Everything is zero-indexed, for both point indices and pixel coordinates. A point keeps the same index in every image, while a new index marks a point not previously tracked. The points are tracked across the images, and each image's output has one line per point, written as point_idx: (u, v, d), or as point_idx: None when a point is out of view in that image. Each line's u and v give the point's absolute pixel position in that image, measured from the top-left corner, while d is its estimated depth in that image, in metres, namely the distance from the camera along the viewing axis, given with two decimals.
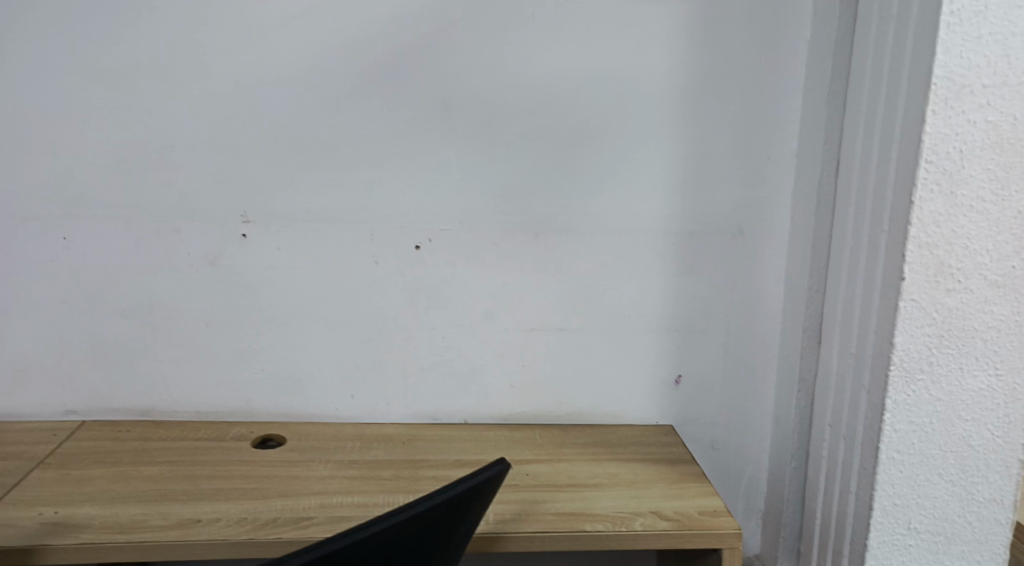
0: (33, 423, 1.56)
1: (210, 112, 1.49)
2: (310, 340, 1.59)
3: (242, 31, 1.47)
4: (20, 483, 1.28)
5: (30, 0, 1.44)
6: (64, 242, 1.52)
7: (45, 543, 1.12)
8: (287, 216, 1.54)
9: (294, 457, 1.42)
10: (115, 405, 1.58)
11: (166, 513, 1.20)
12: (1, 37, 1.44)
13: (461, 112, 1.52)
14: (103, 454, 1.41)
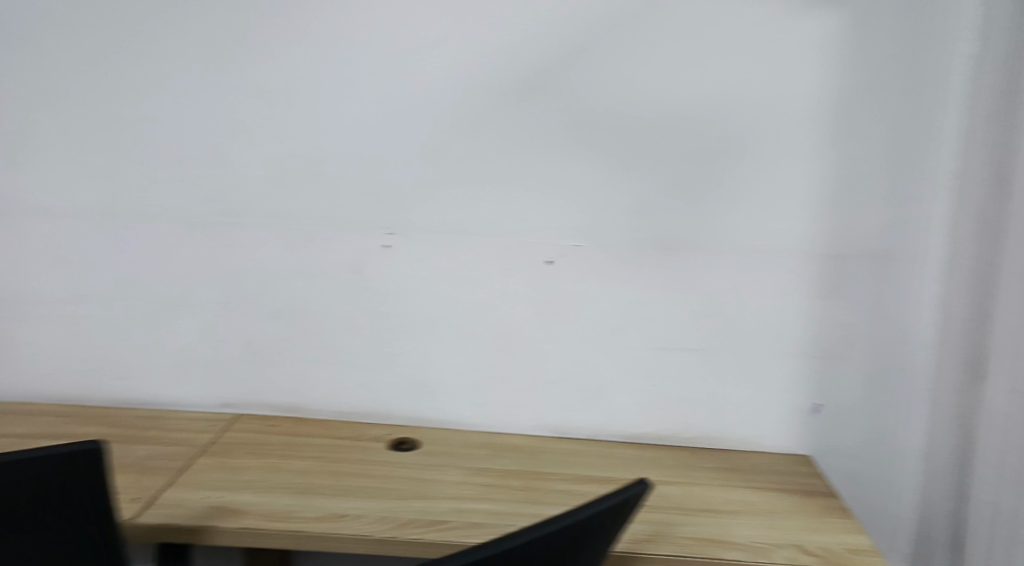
0: (191, 413, 1.68)
1: (362, 129, 1.58)
2: (444, 349, 1.64)
3: (394, 53, 1.55)
4: (186, 468, 1.40)
5: (206, 26, 1.57)
6: (226, 245, 1.63)
7: (211, 525, 1.21)
8: (427, 229, 1.60)
9: (429, 462, 1.48)
10: (263, 401, 1.69)
11: (316, 506, 1.28)
12: (179, 58, 1.58)
13: (600, 130, 1.54)
14: (256, 446, 1.52)
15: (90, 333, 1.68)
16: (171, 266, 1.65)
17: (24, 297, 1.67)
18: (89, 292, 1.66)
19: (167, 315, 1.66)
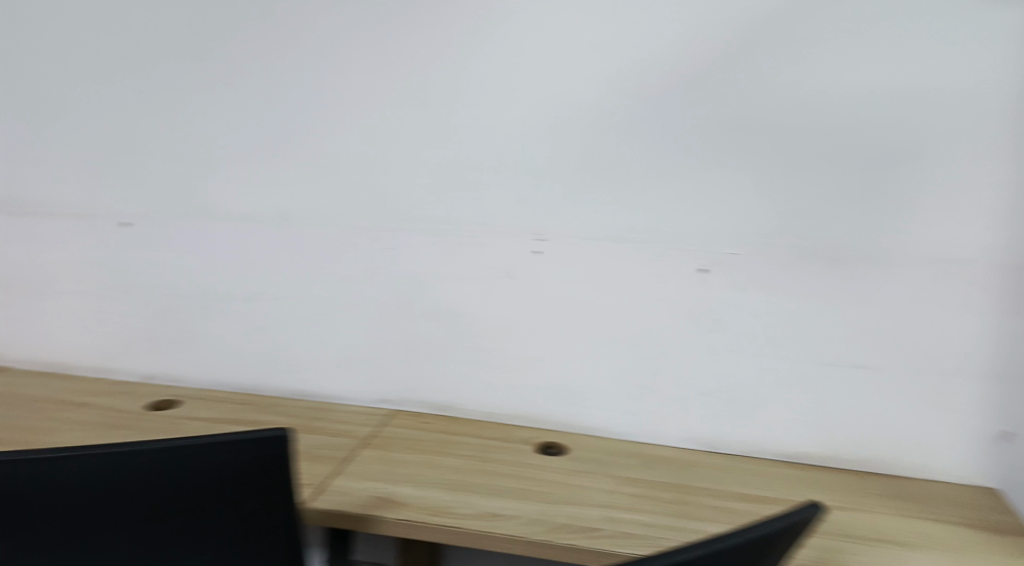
0: (353, 407, 1.77)
1: (517, 136, 1.59)
2: (593, 355, 1.63)
3: (552, 59, 1.54)
4: (351, 458, 1.49)
5: (371, 40, 1.62)
6: (387, 250, 1.69)
7: (376, 514, 1.29)
8: (579, 235, 1.59)
9: (578, 467, 1.48)
10: (418, 398, 1.75)
11: (471, 504, 1.32)
12: (346, 72, 1.64)
13: (763, 134, 1.48)
14: (413, 441, 1.59)
15: (266, 328, 1.79)
16: (335, 268, 1.72)
17: (211, 294, 1.81)
18: (265, 291, 1.78)
19: (332, 314, 1.75)
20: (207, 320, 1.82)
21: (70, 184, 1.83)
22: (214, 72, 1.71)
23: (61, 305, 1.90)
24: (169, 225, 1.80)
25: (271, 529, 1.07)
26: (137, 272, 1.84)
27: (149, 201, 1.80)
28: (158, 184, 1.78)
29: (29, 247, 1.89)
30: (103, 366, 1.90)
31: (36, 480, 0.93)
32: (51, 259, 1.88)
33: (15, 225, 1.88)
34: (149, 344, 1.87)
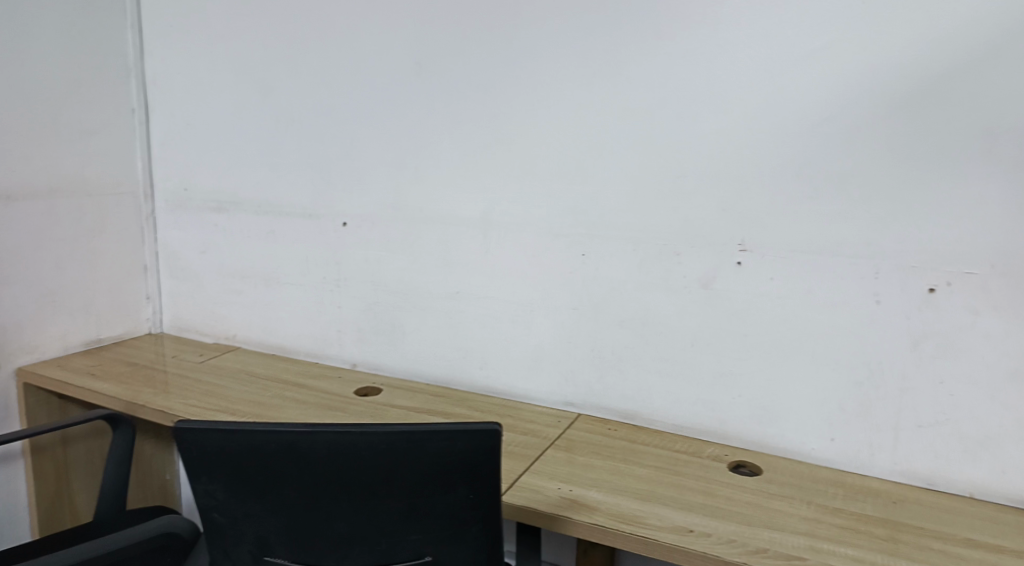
0: (540, 408, 1.81)
1: (722, 145, 1.53)
2: (794, 374, 1.55)
3: (766, 64, 1.47)
4: (540, 457, 1.53)
5: (577, 50, 1.62)
6: (582, 258, 1.71)
7: (566, 515, 1.31)
8: (785, 246, 1.51)
9: (774, 490, 1.42)
10: (605, 404, 1.75)
11: (662, 515, 1.31)
12: (550, 83, 1.66)
13: (1012, 142, 1.32)
14: (599, 446, 1.60)
15: (465, 325, 1.88)
16: (531, 271, 1.77)
17: (416, 290, 1.93)
18: (465, 290, 1.86)
19: (526, 315, 1.80)
20: (411, 315, 1.94)
21: (298, 187, 2.02)
22: (428, 85, 1.79)
23: (285, 294, 2.10)
24: (383, 226, 1.93)
25: (485, 522, 1.05)
26: (354, 268, 1.99)
27: (366, 204, 1.94)
28: (375, 188, 1.92)
29: (262, 243, 2.10)
30: (318, 352, 2.09)
31: (279, 452, 0.99)
32: (280, 254, 2.08)
33: (252, 222, 2.10)
34: (359, 333, 2.02)
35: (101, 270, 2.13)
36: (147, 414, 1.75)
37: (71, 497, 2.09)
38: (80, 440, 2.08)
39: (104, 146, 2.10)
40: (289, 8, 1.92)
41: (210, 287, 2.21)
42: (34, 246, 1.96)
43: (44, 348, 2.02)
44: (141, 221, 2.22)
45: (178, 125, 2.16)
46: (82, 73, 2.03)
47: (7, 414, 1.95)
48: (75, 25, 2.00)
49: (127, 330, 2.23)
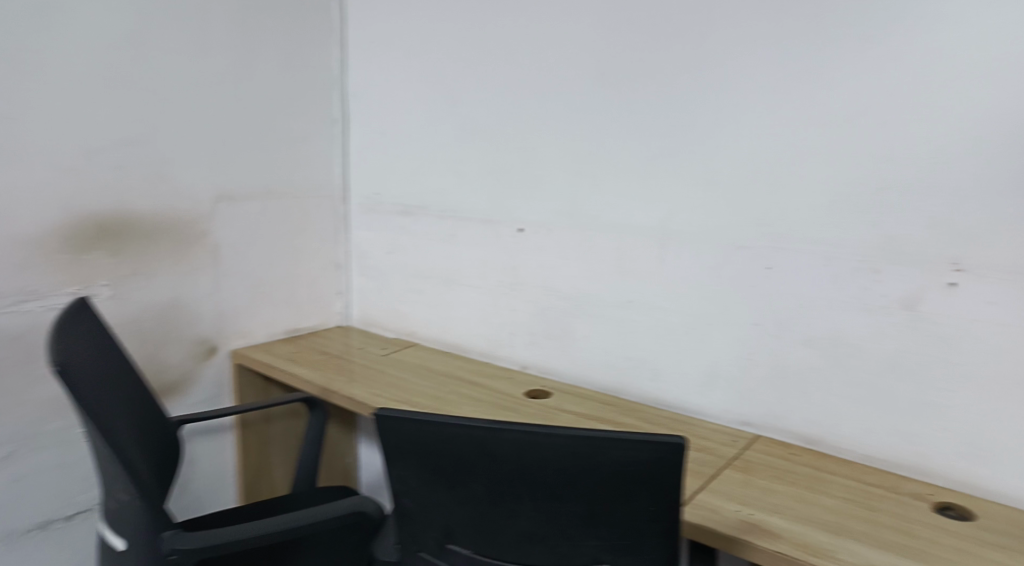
0: (714, 425, 1.75)
1: (934, 155, 1.41)
2: (1013, 410, 1.39)
3: (992, 67, 1.34)
4: (717, 475, 1.48)
5: (773, 55, 1.56)
6: (767, 271, 1.64)
7: (746, 539, 1.26)
8: (1008, 267, 1.36)
9: (986, 537, 1.28)
10: (786, 426, 1.66)
11: (853, 551, 1.22)
12: (742, 89, 1.61)
13: None
14: (780, 470, 1.52)
15: (638, 335, 1.86)
16: (710, 283, 1.72)
17: (589, 297, 1.93)
18: (638, 299, 1.84)
19: (703, 328, 1.75)
20: (583, 321, 1.95)
21: (479, 193, 2.09)
22: (613, 94, 1.79)
23: (463, 295, 2.19)
24: (560, 232, 1.95)
25: (665, 534, 1.04)
26: (530, 273, 2.03)
27: (543, 210, 1.97)
28: (552, 195, 1.95)
29: (443, 245, 2.20)
30: (491, 352, 2.16)
31: (468, 446, 1.03)
32: (459, 256, 2.17)
33: (435, 226, 2.21)
34: (530, 336, 2.06)
35: (301, 265, 2.33)
36: (338, 401, 1.89)
37: (269, 471, 2.30)
38: (279, 419, 2.28)
39: (310, 152, 2.30)
40: (479, 23, 2.01)
41: (394, 285, 2.35)
42: (250, 242, 2.18)
43: (253, 334, 2.23)
44: (336, 222, 2.41)
45: (373, 133, 2.32)
46: (294, 86, 2.23)
47: (222, 391, 2.18)
48: (291, 42, 2.20)
49: (319, 321, 2.43)
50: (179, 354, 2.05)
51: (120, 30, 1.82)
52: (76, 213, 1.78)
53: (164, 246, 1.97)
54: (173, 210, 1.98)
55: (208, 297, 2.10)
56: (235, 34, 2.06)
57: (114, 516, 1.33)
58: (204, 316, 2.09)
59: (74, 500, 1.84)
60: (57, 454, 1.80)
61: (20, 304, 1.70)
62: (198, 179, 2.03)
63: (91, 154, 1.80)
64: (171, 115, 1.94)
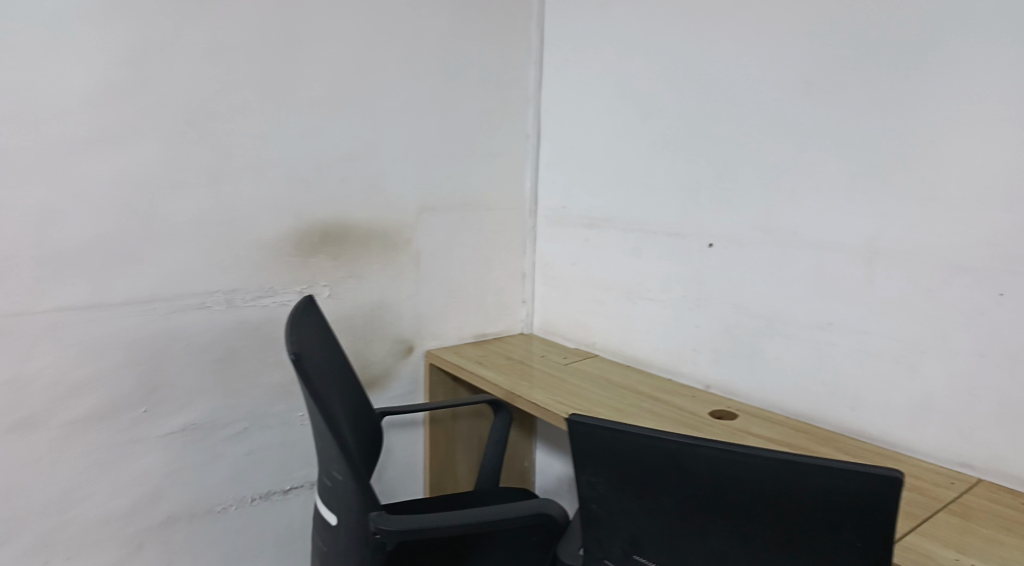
0: (924, 463, 1.61)
1: None
2: None
3: None
4: (931, 519, 1.36)
5: (1018, 62, 1.43)
6: (998, 297, 1.49)
7: None
8: None
9: None
10: (1014, 471, 1.49)
11: None
12: (979, 98, 1.49)
13: None
14: (1008, 520, 1.36)
15: (834, 361, 1.75)
16: (924, 307, 1.59)
17: (782, 317, 1.85)
18: (839, 321, 1.74)
19: (914, 356, 1.62)
20: (774, 341, 1.87)
21: (668, 206, 2.08)
22: (820, 107, 1.72)
23: (646, 309, 2.18)
24: (753, 249, 1.89)
25: None
26: (717, 290, 1.98)
27: (736, 226, 1.92)
28: (746, 209, 1.89)
29: (627, 257, 2.21)
30: (672, 368, 2.12)
31: (661, 459, 1.04)
32: (644, 270, 2.16)
33: (621, 239, 2.22)
34: (715, 354, 2.01)
35: (490, 273, 2.44)
36: (522, 404, 1.95)
37: (454, 466, 2.41)
38: (465, 418, 2.40)
39: (503, 166, 2.40)
40: (678, 37, 2.00)
41: (577, 295, 2.39)
42: (447, 250, 2.32)
43: (445, 336, 2.36)
44: (524, 233, 2.49)
45: (563, 148, 2.37)
46: (493, 103, 2.34)
47: (416, 388, 2.33)
48: (493, 62, 2.31)
49: (504, 328, 2.52)
50: (381, 351, 2.22)
51: (349, 57, 2.01)
52: (304, 220, 1.99)
53: (374, 251, 2.14)
54: (383, 218, 2.15)
55: (408, 299, 2.25)
56: (445, 55, 2.20)
57: (329, 492, 1.47)
58: (404, 317, 2.25)
59: (293, 475, 2.06)
60: (280, 433, 2.01)
61: (258, 299, 1.93)
62: (406, 190, 2.19)
63: (320, 167, 2.00)
64: (387, 132, 2.12)
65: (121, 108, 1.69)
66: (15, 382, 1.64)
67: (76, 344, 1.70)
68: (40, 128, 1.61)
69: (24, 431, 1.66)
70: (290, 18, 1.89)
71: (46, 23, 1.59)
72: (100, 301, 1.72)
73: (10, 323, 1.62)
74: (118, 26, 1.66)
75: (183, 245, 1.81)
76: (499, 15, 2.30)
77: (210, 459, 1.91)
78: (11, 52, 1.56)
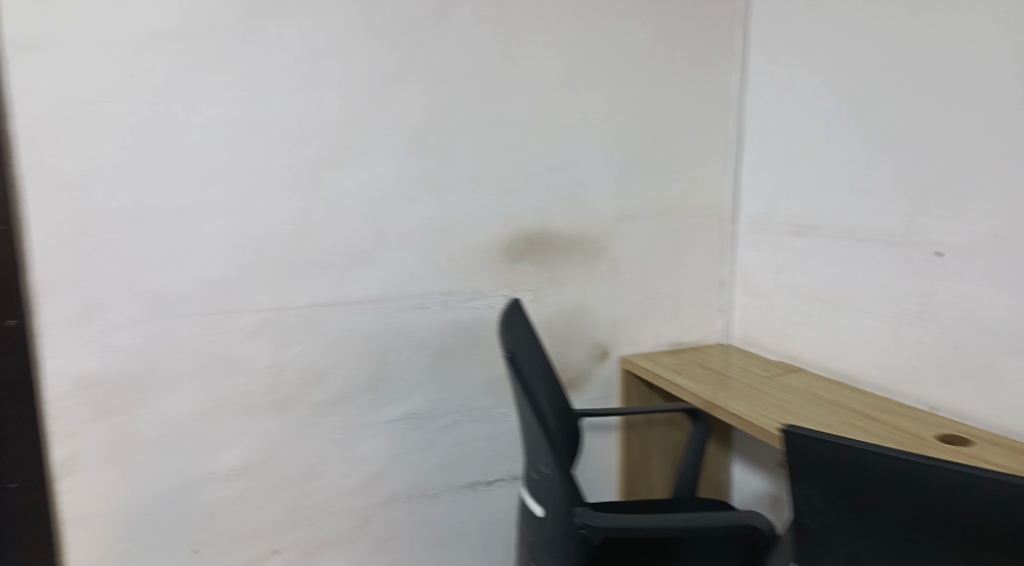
0: None
1: None
2: None
3: None
4: None
5: None
6: None
7: None
8: None
9: None
10: None
11: None
12: None
13: None
14: None
15: None
16: None
17: None
18: None
19: None
20: (1017, 361, 1.69)
21: (888, 213, 1.95)
22: None
23: (858, 322, 2.05)
24: (991, 259, 1.73)
25: None
26: (946, 302, 1.83)
27: (971, 232, 1.76)
28: (983, 216, 1.73)
29: (839, 267, 2.09)
30: (889, 386, 1.98)
31: (889, 476, 1.04)
32: (858, 280, 2.04)
33: (832, 247, 2.11)
34: (941, 372, 1.85)
35: (688, 281, 2.42)
36: (722, 415, 1.92)
37: (649, 472, 2.42)
38: (660, 425, 2.39)
39: (704, 173, 2.38)
40: (904, 33, 1.87)
41: (780, 305, 2.29)
42: (646, 257, 2.33)
43: (641, 342, 2.38)
44: (723, 241, 2.44)
45: (767, 153, 2.29)
46: (697, 110, 2.32)
47: (613, 392, 2.37)
48: (697, 69, 2.30)
49: (701, 336, 2.48)
50: (579, 354, 2.29)
51: (557, 72, 2.10)
52: (512, 227, 2.11)
53: (575, 257, 2.22)
54: (584, 225, 2.22)
55: (606, 305, 2.29)
56: (648, 65, 2.23)
57: (536, 485, 1.55)
58: (602, 323, 2.30)
59: (496, 468, 2.18)
60: (486, 427, 2.14)
61: (469, 300, 2.07)
62: (607, 198, 2.24)
63: (526, 178, 2.11)
64: (590, 142, 2.18)
65: (362, 129, 1.90)
66: (274, 368, 1.90)
67: (321, 337, 1.93)
68: (299, 150, 1.85)
69: (278, 411, 1.92)
70: (505, 38, 2.02)
71: (305, 58, 1.82)
72: (341, 299, 1.94)
73: (273, 317, 1.88)
74: (361, 57, 1.87)
75: (408, 250, 1.99)
76: (705, 21, 2.28)
77: (425, 446, 2.08)
78: (279, 85, 1.81)
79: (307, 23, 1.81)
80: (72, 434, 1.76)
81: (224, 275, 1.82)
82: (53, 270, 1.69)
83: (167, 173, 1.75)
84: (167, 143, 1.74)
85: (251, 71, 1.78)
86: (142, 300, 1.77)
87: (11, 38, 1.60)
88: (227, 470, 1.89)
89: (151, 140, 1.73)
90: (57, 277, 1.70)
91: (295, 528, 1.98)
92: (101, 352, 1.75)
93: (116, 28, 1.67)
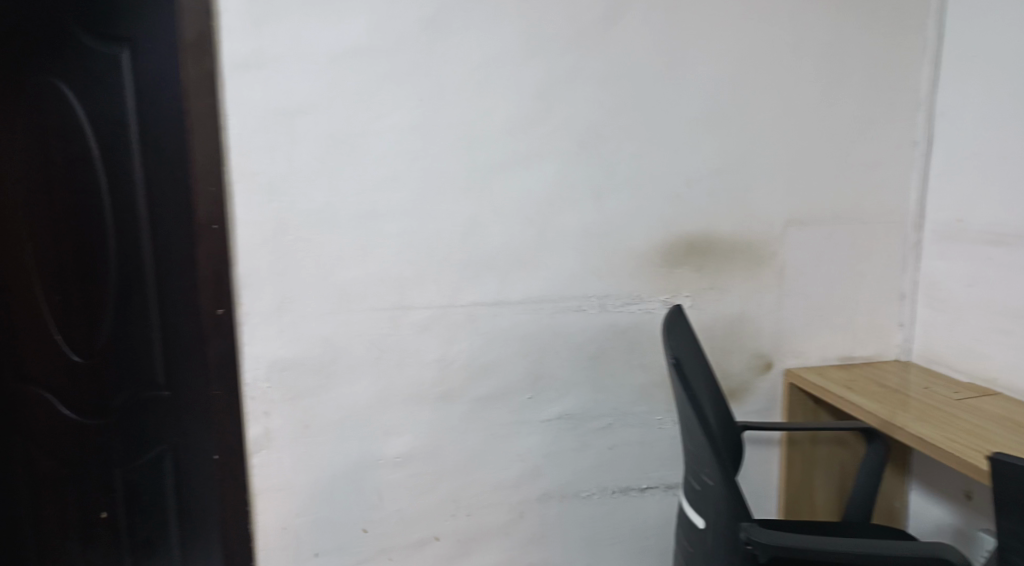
0: None
1: None
2: None
3: None
4: None
5: None
6: None
7: None
8: None
9: None
10: None
11: None
12: None
13: None
14: None
15: None
16: None
17: None
18: None
19: None
20: None
21: None
22: None
23: None
24: None
25: None
26: None
27: None
28: None
29: None
30: None
31: None
32: None
33: None
34: None
35: (863, 291, 2.26)
36: (900, 436, 1.79)
37: (811, 492, 2.29)
38: (826, 443, 2.26)
39: (885, 176, 2.21)
40: None
41: (971, 321, 2.09)
42: (817, 264, 2.21)
43: (808, 355, 2.25)
44: (906, 249, 2.25)
45: (960, 155, 2.10)
46: (880, 109, 2.17)
47: (775, 405, 2.26)
48: (880, 65, 2.15)
49: (876, 351, 2.31)
50: (741, 364, 2.20)
51: (728, 74, 2.05)
52: (674, 232, 2.07)
53: (739, 264, 2.14)
54: (750, 231, 2.14)
55: (771, 314, 2.20)
56: (827, 63, 2.11)
57: (697, 496, 1.52)
58: (766, 332, 2.21)
59: (650, 474, 2.15)
60: (640, 432, 2.12)
61: (627, 304, 2.06)
62: (777, 203, 2.15)
63: (691, 181, 2.06)
64: (761, 144, 2.10)
65: (530, 134, 1.94)
66: (440, 362, 1.99)
67: (484, 334, 1.99)
68: (470, 154, 1.92)
69: (442, 403, 2.00)
70: (675, 41, 1.99)
71: (480, 66, 1.90)
72: (504, 299, 1.99)
73: (441, 313, 1.97)
74: (532, 64, 1.92)
75: (570, 253, 2.01)
76: (893, 14, 2.13)
77: (580, 448, 2.09)
78: (455, 93, 1.89)
79: (482, 33, 1.89)
80: (265, 414, 1.93)
81: (399, 273, 1.94)
82: (255, 264, 1.87)
83: (351, 176, 1.88)
84: (352, 149, 1.87)
85: (430, 81, 1.88)
86: (327, 294, 1.91)
87: (229, 57, 1.78)
88: (396, 456, 2.00)
89: (340, 146, 1.86)
90: (258, 271, 1.87)
91: (454, 516, 2.06)
92: (292, 340, 1.91)
93: (313, 44, 1.82)
